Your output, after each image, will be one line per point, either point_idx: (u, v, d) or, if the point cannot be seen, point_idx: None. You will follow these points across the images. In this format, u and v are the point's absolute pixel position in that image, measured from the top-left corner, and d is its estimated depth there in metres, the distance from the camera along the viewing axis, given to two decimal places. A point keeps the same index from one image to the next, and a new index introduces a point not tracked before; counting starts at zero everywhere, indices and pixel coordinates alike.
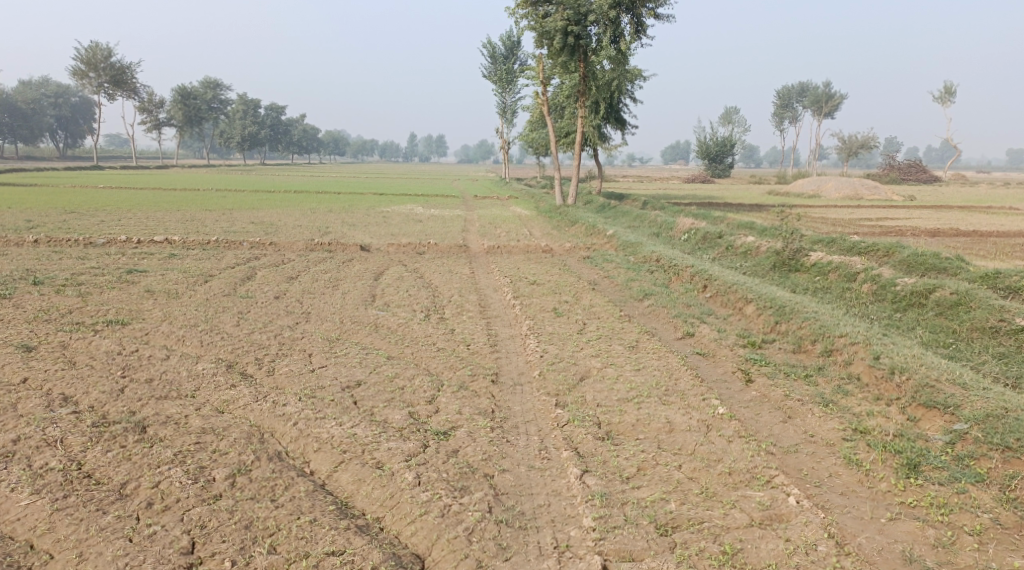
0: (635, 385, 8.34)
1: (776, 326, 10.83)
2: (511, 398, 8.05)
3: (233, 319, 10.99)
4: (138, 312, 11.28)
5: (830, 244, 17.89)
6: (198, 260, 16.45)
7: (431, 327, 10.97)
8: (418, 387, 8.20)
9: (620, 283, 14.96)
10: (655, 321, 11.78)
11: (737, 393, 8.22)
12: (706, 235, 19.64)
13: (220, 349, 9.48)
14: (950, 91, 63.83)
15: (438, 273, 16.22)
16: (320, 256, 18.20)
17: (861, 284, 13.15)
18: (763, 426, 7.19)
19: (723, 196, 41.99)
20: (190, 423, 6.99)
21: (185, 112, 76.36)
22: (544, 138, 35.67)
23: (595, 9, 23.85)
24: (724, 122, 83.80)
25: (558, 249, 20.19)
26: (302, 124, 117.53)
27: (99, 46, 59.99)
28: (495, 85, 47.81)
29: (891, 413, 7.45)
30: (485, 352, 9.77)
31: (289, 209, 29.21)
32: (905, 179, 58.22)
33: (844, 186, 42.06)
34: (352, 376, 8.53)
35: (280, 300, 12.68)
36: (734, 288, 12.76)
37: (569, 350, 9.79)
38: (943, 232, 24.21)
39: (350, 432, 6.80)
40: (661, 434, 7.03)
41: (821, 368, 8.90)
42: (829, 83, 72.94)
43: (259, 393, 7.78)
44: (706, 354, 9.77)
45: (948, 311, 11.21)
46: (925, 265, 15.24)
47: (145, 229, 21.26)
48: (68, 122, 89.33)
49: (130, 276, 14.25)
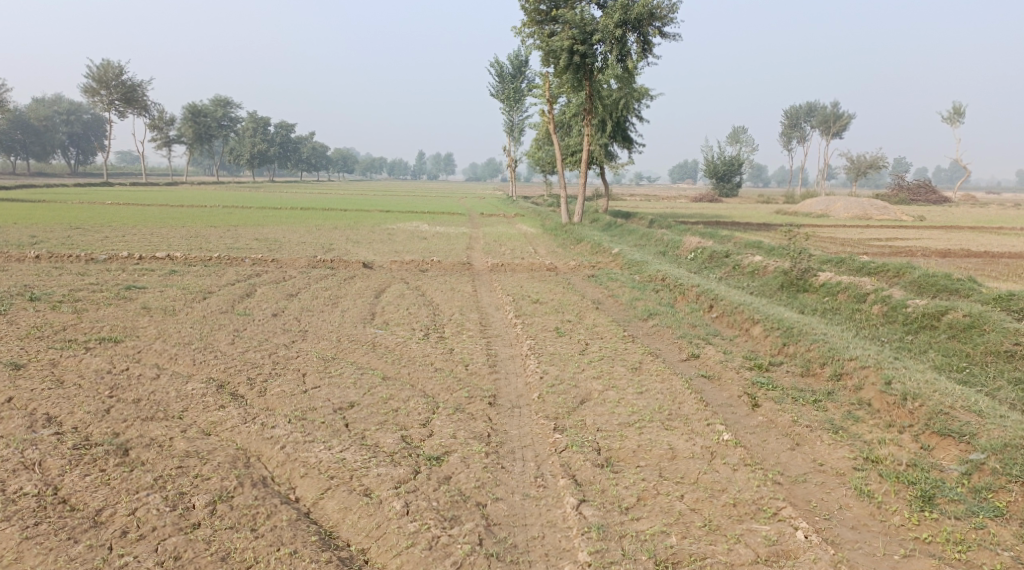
0: (637, 409, 8.06)
1: (783, 348, 10.54)
2: (508, 422, 7.78)
3: (228, 337, 10.77)
4: (132, 330, 11.08)
5: (839, 264, 17.62)
6: (198, 277, 16.27)
7: (430, 346, 10.73)
8: (413, 409, 7.95)
9: (625, 302, 14.70)
10: (659, 341, 11.51)
11: (743, 418, 7.93)
12: (713, 255, 19.39)
13: (212, 368, 9.25)
14: (960, 111, 63.68)
15: (441, 291, 15.99)
16: (322, 272, 18.02)
17: (871, 305, 12.86)
18: (770, 453, 6.90)
19: (730, 215, 41.75)
20: (175, 446, 6.74)
21: (196, 130, 76.80)
22: (550, 156, 35.56)
23: (601, 28, 23.79)
24: (732, 141, 83.70)
25: (563, 268, 19.96)
26: (311, 142, 118.21)
27: (111, 64, 60.51)
28: (502, 103, 47.87)
29: (904, 441, 7.15)
30: (484, 373, 9.51)
31: (294, 225, 29.10)
32: (914, 199, 57.90)
33: (853, 206, 41.81)
34: (345, 397, 8.28)
35: (278, 317, 12.47)
36: (741, 308, 12.48)
37: (571, 372, 9.52)
38: (954, 253, 23.91)
39: (339, 457, 6.55)
40: (663, 461, 6.74)
41: (831, 393, 8.60)
42: (838, 103, 72.91)
43: (248, 414, 7.53)
44: (711, 376, 9.48)
45: (962, 334, 10.92)
46: (937, 287, 14.94)
47: (147, 245, 21.15)
48: (80, 139, 90.02)
49: (129, 293, 14.07)
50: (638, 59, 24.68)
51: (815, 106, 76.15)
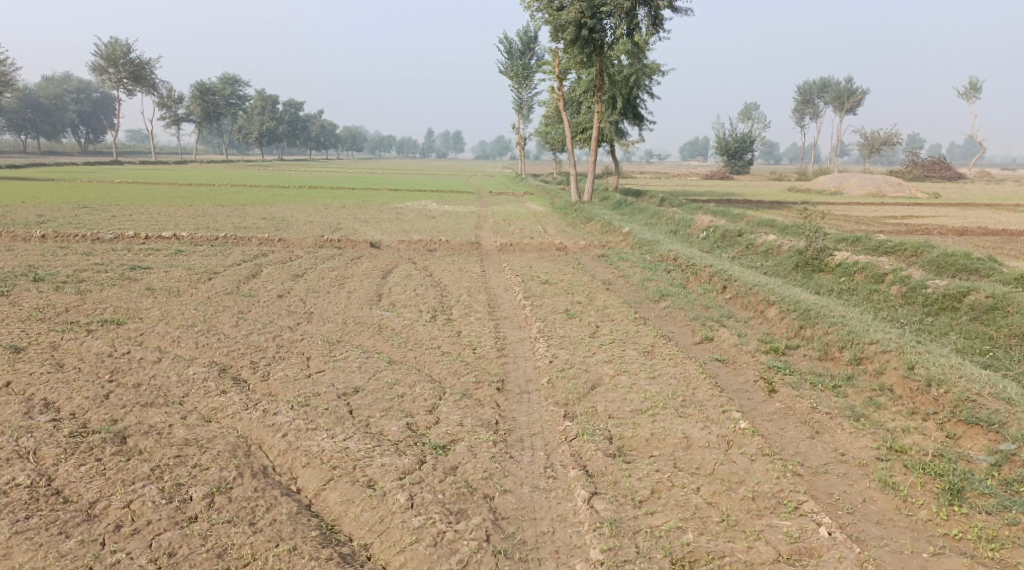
0: (650, 395, 7.80)
1: (800, 330, 10.26)
2: (517, 408, 7.54)
3: (232, 319, 10.55)
4: (135, 311, 10.88)
5: (855, 243, 17.26)
6: (204, 257, 16.07)
7: (437, 328, 10.49)
8: (419, 395, 7.72)
9: (636, 283, 14.41)
10: (672, 323, 11.23)
11: (760, 404, 7.68)
12: (725, 234, 19.04)
13: (215, 351, 9.03)
14: (977, 86, 62.68)
15: (449, 272, 15.74)
16: (329, 252, 17.78)
17: (890, 285, 12.52)
18: (789, 442, 6.65)
19: (742, 193, 41.23)
20: (174, 434, 6.54)
21: (204, 108, 76.44)
22: (560, 133, 35.06)
23: (611, 1, 23.26)
24: (743, 117, 82.70)
25: (573, 247, 19.67)
26: (320, 120, 117.75)
27: (119, 41, 60.17)
28: (512, 80, 47.31)
29: (929, 429, 6.88)
30: (492, 356, 9.27)
31: (302, 204, 28.85)
32: (929, 176, 57.07)
33: (867, 183, 41.16)
34: (350, 382, 8.06)
35: (283, 299, 12.25)
36: (755, 290, 12.18)
37: (581, 356, 9.26)
38: (972, 231, 23.44)
39: (342, 445, 6.33)
40: (678, 450, 6.50)
41: (849, 378, 8.32)
42: (851, 78, 71.90)
43: (250, 400, 7.31)
44: (726, 360, 9.21)
45: (984, 316, 10.60)
46: (956, 267, 14.56)
47: (154, 225, 20.95)
48: (89, 117, 89.80)
49: (133, 273, 13.88)
50: (649, 33, 24.15)
51: (828, 82, 75.03)
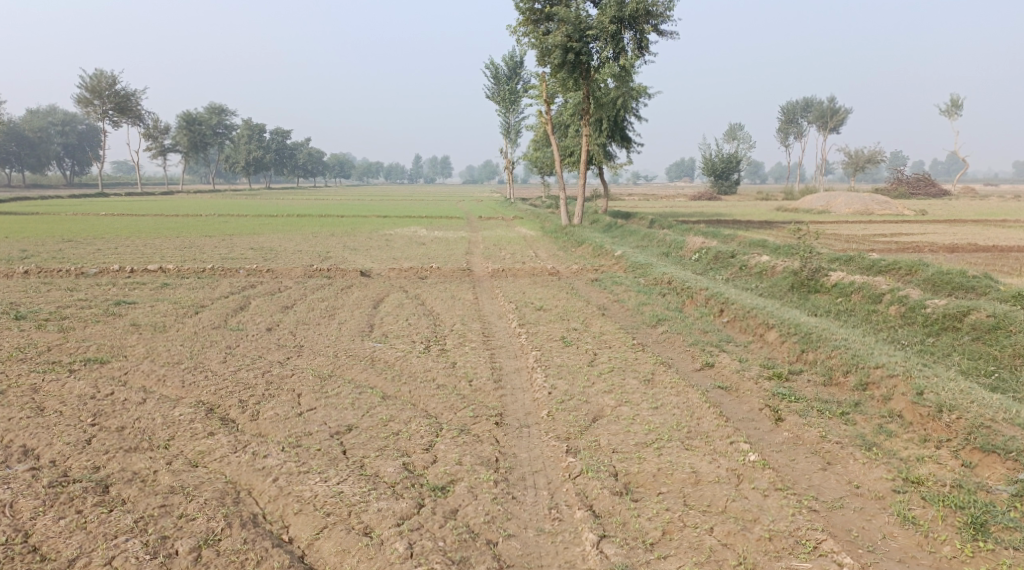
0: (654, 427, 7.55)
1: (802, 354, 10.05)
2: (517, 444, 7.27)
3: (220, 355, 10.24)
4: (119, 349, 10.56)
5: (848, 262, 17.13)
6: (191, 290, 15.77)
7: (431, 360, 10.22)
8: (415, 432, 7.43)
9: (632, 307, 14.21)
10: (670, 349, 11.00)
11: (767, 434, 7.44)
12: (718, 255, 18.88)
13: (202, 390, 8.71)
14: (958, 103, 63.41)
15: (440, 300, 15.50)
16: (319, 282, 17.52)
17: (888, 306, 12.34)
18: (801, 475, 6.44)
19: (730, 213, 41.22)
20: (159, 481, 6.22)
21: (191, 138, 76.29)
22: (549, 157, 35.03)
23: (596, 26, 23.31)
24: (728, 138, 83.28)
25: (565, 272, 19.48)
26: (307, 148, 117.82)
27: (104, 74, 60.05)
28: (498, 105, 47.43)
29: (943, 458, 6.67)
30: (489, 389, 8.99)
31: (290, 234, 28.59)
32: (914, 193, 57.40)
33: (854, 201, 41.26)
34: (342, 420, 7.75)
35: (273, 332, 11.95)
36: (753, 313, 11.98)
37: (581, 386, 9.00)
38: (962, 248, 23.42)
39: (336, 489, 6.03)
40: (687, 486, 6.28)
41: (857, 404, 8.09)
42: (834, 98, 72.62)
43: (239, 441, 7.00)
44: (729, 387, 8.97)
45: (986, 335, 10.43)
46: (952, 285, 14.43)
47: (140, 258, 20.64)
48: (75, 149, 89.45)
49: (118, 309, 13.56)
50: (635, 57, 24.19)
51: (811, 102, 75.74)
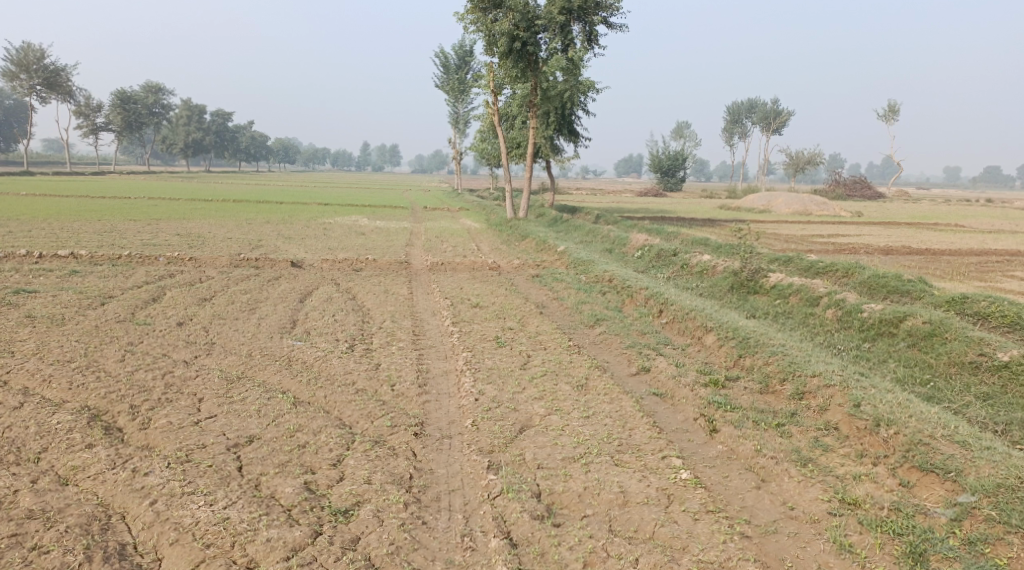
0: (583, 440, 7.06)
1: (739, 360, 9.72)
2: (434, 459, 6.73)
3: (118, 353, 9.38)
4: (7, 344, 9.59)
5: (787, 263, 17.00)
6: (103, 279, 14.69)
7: (353, 361, 9.54)
8: (323, 445, 6.79)
9: (570, 306, 13.74)
10: (606, 352, 10.54)
11: (701, 448, 7.03)
12: (660, 253, 18.56)
13: (90, 393, 7.87)
14: (894, 109, 65.10)
15: (372, 294, 14.81)
16: (245, 272, 16.62)
17: (825, 309, 12.11)
18: (734, 495, 6.06)
19: (675, 210, 41.12)
20: (17, 504, 5.71)
21: (125, 117, 73.23)
22: (495, 149, 34.45)
23: (544, 15, 22.80)
24: (675, 135, 83.89)
25: (505, 266, 18.97)
26: (250, 132, 114.73)
27: (32, 46, 56.98)
28: (446, 95, 46.67)
29: (883, 476, 6.37)
30: (412, 395, 8.38)
31: (223, 220, 27.38)
32: (851, 195, 58.68)
33: (794, 201, 41.71)
34: (243, 430, 7.06)
35: (184, 327, 11.09)
36: (693, 315, 11.63)
37: (510, 392, 8.46)
38: (896, 250, 23.74)
39: (221, 516, 5.60)
40: (613, 508, 5.86)
41: (794, 415, 7.73)
42: (777, 99, 73.79)
43: (119, 455, 6.39)
44: (663, 395, 8.55)
45: (923, 343, 10.23)
46: (888, 288, 14.34)
47: (53, 242, 19.33)
48: (1, 125, 85.12)
49: (16, 298, 12.47)
50: (583, 49, 23.76)
51: (756, 104, 76.81)
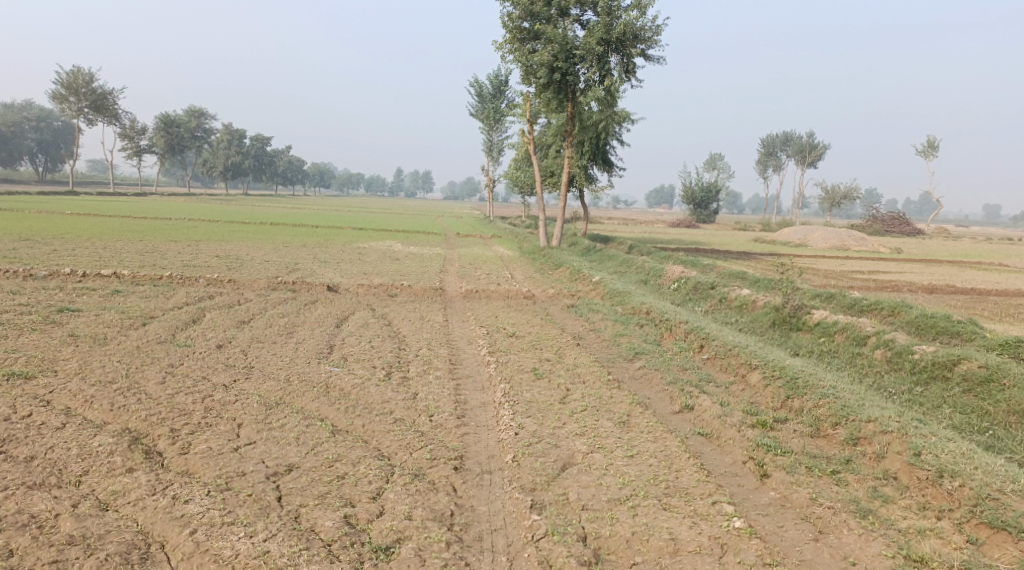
0: (629, 481, 6.81)
1: (787, 400, 9.40)
2: (476, 495, 6.54)
3: (159, 374, 9.35)
4: (49, 363, 9.62)
5: (829, 299, 16.59)
6: (144, 299, 14.80)
7: (391, 390, 9.39)
8: (363, 477, 6.63)
9: (607, 338, 13.50)
10: (647, 388, 10.27)
11: (752, 493, 6.76)
12: (697, 286, 18.23)
13: (132, 415, 7.82)
14: (935, 145, 64.07)
15: (408, 321, 14.73)
16: (282, 296, 16.66)
17: (873, 349, 11.73)
18: (791, 547, 5.92)
19: (709, 242, 40.70)
20: (58, 529, 5.64)
21: (168, 140, 74.88)
22: (530, 177, 34.44)
23: (583, 46, 22.80)
24: (709, 167, 83.48)
25: (540, 296, 18.80)
26: (288, 156, 116.61)
27: (82, 70, 58.63)
28: (481, 123, 46.97)
29: (948, 532, 6.09)
30: (451, 426, 8.20)
31: (261, 242, 27.64)
32: (889, 231, 57.68)
33: (831, 236, 41.06)
34: (283, 459, 6.93)
35: (223, 350, 11.07)
36: (736, 352, 11.31)
37: (551, 427, 8.24)
38: (940, 289, 23.14)
39: (261, 550, 5.48)
40: (664, 556, 5.74)
41: (848, 461, 7.41)
42: (813, 133, 73.11)
43: (159, 481, 6.30)
44: (709, 435, 8.25)
45: (979, 388, 9.81)
46: (936, 328, 13.89)
47: (97, 261, 19.62)
48: (49, 146, 87.60)
49: (60, 316, 12.59)
50: (621, 80, 23.69)
51: (791, 137, 76.19)
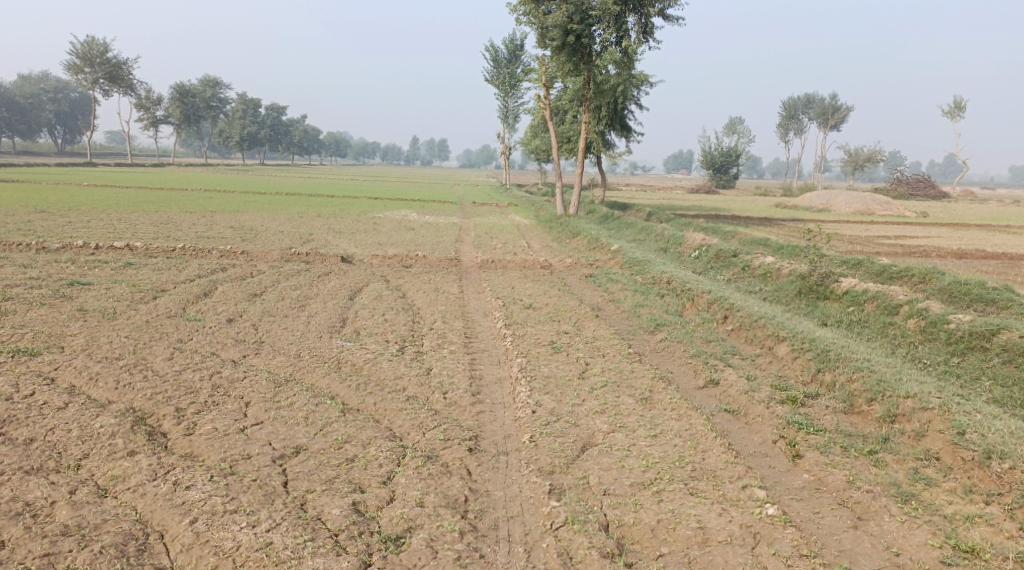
0: (653, 463, 6.44)
1: (817, 374, 8.95)
2: (491, 479, 6.20)
3: (166, 351, 9.06)
4: (56, 339, 9.37)
5: (856, 266, 15.98)
6: (156, 271, 14.54)
7: (403, 365, 9.04)
8: (372, 460, 6.30)
9: (627, 309, 13.05)
10: (670, 361, 9.85)
11: (784, 475, 6.38)
12: (719, 254, 17.68)
13: (136, 394, 7.55)
14: (962, 106, 62.32)
15: (423, 292, 14.38)
16: (295, 267, 16.35)
17: (906, 319, 11.20)
18: (829, 536, 5.55)
19: (730, 208, 39.88)
20: (53, 518, 5.38)
21: (183, 110, 74.49)
22: (546, 143, 33.74)
23: (599, 7, 22.01)
24: (728, 131, 81.88)
25: (558, 265, 18.35)
26: (303, 125, 115.94)
27: (96, 41, 58.11)
28: (497, 89, 46.13)
29: (997, 520, 5.71)
30: (465, 404, 7.84)
31: (276, 212, 27.33)
32: (913, 195, 56.34)
33: (855, 200, 40.04)
34: (290, 440, 6.63)
35: (233, 324, 10.77)
36: (761, 322, 10.83)
37: (570, 405, 7.86)
38: (970, 254, 22.37)
39: (264, 541, 5.21)
40: (693, 547, 5.41)
41: (885, 440, 6.99)
42: (835, 95, 71.32)
43: (161, 465, 6.01)
44: (736, 412, 7.84)
45: (1020, 359, 9.30)
46: (970, 296, 13.31)
47: (110, 233, 19.41)
48: (67, 117, 87.65)
49: (69, 290, 12.34)
50: (639, 41, 22.90)
51: (813, 99, 74.40)
